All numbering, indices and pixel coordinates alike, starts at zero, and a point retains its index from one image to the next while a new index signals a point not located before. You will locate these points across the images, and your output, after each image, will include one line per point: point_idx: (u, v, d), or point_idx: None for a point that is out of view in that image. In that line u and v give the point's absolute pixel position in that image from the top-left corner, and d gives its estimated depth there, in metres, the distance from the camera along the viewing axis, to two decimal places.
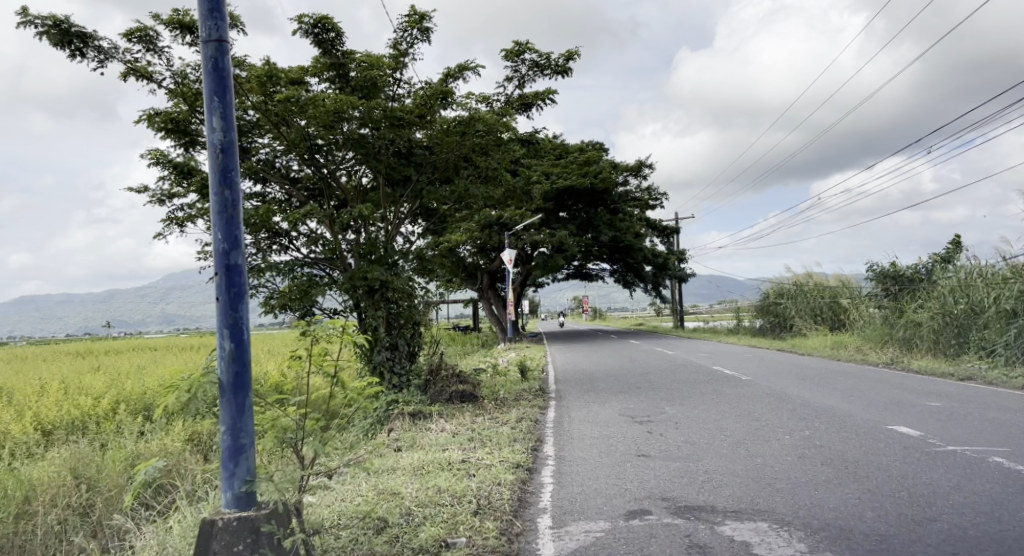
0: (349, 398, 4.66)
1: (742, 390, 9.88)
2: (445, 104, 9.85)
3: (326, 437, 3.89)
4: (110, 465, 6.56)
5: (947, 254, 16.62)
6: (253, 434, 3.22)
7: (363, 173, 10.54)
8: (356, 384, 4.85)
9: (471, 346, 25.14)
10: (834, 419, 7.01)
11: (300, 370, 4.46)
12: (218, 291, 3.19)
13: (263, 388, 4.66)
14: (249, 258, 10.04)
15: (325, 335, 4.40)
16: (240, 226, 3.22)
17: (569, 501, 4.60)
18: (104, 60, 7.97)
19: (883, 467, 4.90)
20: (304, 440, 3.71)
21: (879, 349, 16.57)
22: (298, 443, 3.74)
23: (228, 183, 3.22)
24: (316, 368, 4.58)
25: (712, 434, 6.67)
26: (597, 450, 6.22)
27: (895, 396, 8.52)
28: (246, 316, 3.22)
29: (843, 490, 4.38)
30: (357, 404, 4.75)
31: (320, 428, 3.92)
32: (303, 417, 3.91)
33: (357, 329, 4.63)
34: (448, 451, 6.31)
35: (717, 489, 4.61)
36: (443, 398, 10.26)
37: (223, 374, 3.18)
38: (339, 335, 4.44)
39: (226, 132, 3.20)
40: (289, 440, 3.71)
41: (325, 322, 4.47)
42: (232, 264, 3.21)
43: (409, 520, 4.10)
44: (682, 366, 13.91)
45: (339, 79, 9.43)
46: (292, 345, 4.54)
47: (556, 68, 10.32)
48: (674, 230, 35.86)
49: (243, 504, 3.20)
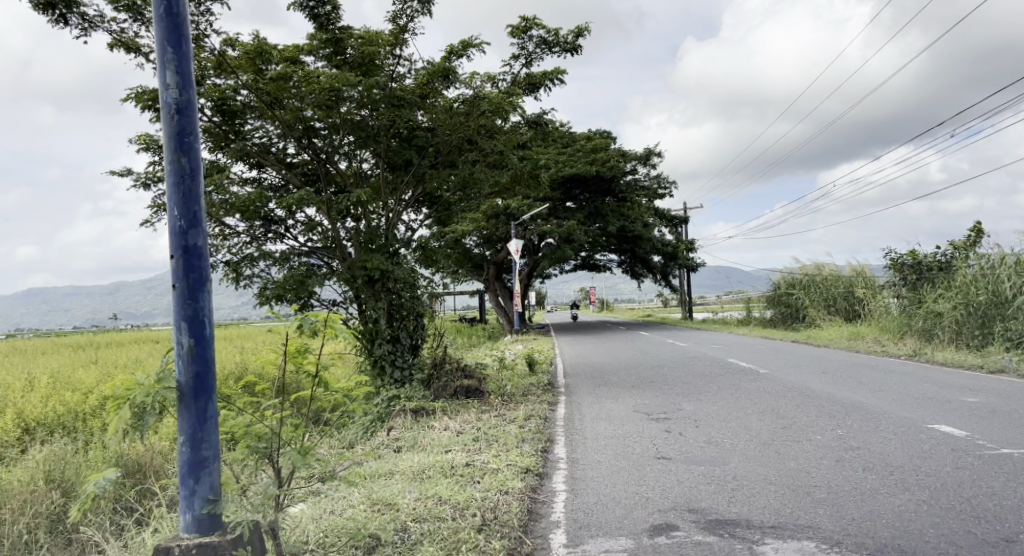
0: (336, 398, 4.23)
1: (762, 384, 9.40)
2: (447, 83, 9.36)
3: (307, 445, 3.45)
4: (89, 469, 6.14)
5: (970, 242, 16.04)
6: (217, 445, 2.76)
7: (364, 158, 10.10)
8: (348, 381, 4.39)
9: (477, 338, 24.69)
10: (867, 416, 6.51)
11: (280, 368, 4.00)
12: (174, 277, 2.71)
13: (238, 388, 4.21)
14: (242, 247, 9.59)
15: (306, 329, 3.99)
16: (200, 200, 2.74)
17: (585, 512, 4.14)
18: (88, 30, 7.50)
19: (935, 473, 4.40)
20: (282, 450, 3.28)
21: (897, 340, 16.03)
22: (275, 454, 3.30)
23: (184, 149, 2.72)
24: (298, 366, 4.13)
25: (736, 434, 6.17)
26: (612, 451, 5.75)
27: (927, 391, 7.99)
28: (209, 309, 2.75)
29: (895, 502, 3.89)
30: (347, 404, 4.29)
31: (301, 435, 3.47)
32: (282, 422, 3.48)
33: (343, 323, 4.22)
34: (451, 452, 5.87)
35: (750, 500, 4.14)
36: (447, 393, 9.48)
37: (181, 375, 2.71)
38: (323, 326, 4.04)
39: (181, 90, 2.71)
40: (263, 451, 3.26)
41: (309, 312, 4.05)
42: (190, 245, 2.73)
43: (404, 538, 3.64)
44: (696, 359, 13.43)
45: (336, 56, 8.94)
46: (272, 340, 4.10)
47: (565, 45, 9.79)
48: (682, 220, 35.26)
49: (204, 529, 2.75)
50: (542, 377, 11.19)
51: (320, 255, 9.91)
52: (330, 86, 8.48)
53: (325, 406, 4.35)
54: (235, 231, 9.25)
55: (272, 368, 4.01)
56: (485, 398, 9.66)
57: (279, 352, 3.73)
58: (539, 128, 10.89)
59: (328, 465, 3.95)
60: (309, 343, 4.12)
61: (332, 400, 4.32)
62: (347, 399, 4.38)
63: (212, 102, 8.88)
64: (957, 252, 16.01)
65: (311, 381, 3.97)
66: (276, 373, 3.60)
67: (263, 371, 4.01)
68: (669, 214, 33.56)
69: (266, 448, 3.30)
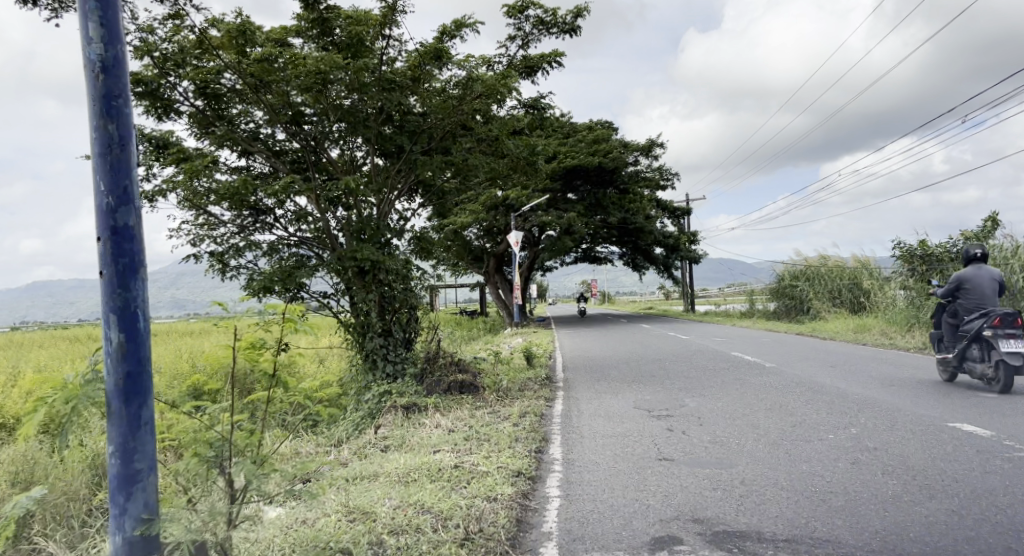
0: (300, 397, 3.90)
1: (768, 379, 9.05)
2: (439, 64, 8.82)
3: (264, 452, 3.21)
4: (59, 469, 5.81)
5: (981, 232, 15.66)
6: (152, 457, 2.49)
7: (355, 146, 9.78)
8: (316, 381, 4.06)
9: (476, 331, 24.30)
10: (882, 414, 6.16)
11: (234, 366, 3.66)
12: (102, 263, 2.42)
13: (199, 388, 3.87)
14: (229, 237, 9.25)
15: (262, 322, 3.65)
16: (131, 173, 2.47)
17: (581, 522, 3.80)
18: (61, 10, 7.13)
19: (963, 479, 4.06)
20: (235, 461, 2.98)
21: (905, 332, 15.66)
22: (225, 463, 3.04)
23: (112, 115, 2.45)
24: (254, 363, 3.76)
25: (742, 433, 5.82)
26: (611, 452, 5.40)
27: (942, 385, 7.63)
28: (143, 299, 2.47)
29: (921, 513, 3.56)
30: (315, 405, 3.97)
31: (256, 443, 3.23)
32: (235, 427, 3.24)
33: (305, 315, 3.88)
34: (440, 453, 5.54)
35: (761, 509, 3.81)
36: (440, 390, 9.07)
37: (110, 375, 2.42)
38: (282, 321, 3.71)
39: (106, 45, 2.44)
40: (212, 460, 3.00)
41: (269, 306, 3.74)
42: (119, 227, 2.44)
43: (378, 553, 3.31)
44: (699, 352, 13.08)
45: (324, 37, 8.53)
46: (227, 336, 3.79)
47: (564, 26, 9.40)
48: (685, 211, 34.80)
49: (138, 550, 2.48)
50: (540, 371, 10.85)
51: (311, 246, 9.57)
52: (317, 69, 8.08)
53: (295, 405, 4.02)
54: (220, 222, 8.91)
55: (226, 366, 3.67)
56: (479, 394, 9.25)
57: (228, 345, 3.38)
58: (537, 112, 10.50)
59: (292, 469, 3.64)
60: (269, 339, 3.79)
61: (300, 401, 3.99)
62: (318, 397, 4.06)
63: (194, 87, 8.50)
64: (968, 243, 15.65)
65: (273, 380, 3.66)
66: (227, 371, 3.29)
67: (216, 369, 3.68)
68: (672, 205, 33.12)
69: (218, 458, 3.04)
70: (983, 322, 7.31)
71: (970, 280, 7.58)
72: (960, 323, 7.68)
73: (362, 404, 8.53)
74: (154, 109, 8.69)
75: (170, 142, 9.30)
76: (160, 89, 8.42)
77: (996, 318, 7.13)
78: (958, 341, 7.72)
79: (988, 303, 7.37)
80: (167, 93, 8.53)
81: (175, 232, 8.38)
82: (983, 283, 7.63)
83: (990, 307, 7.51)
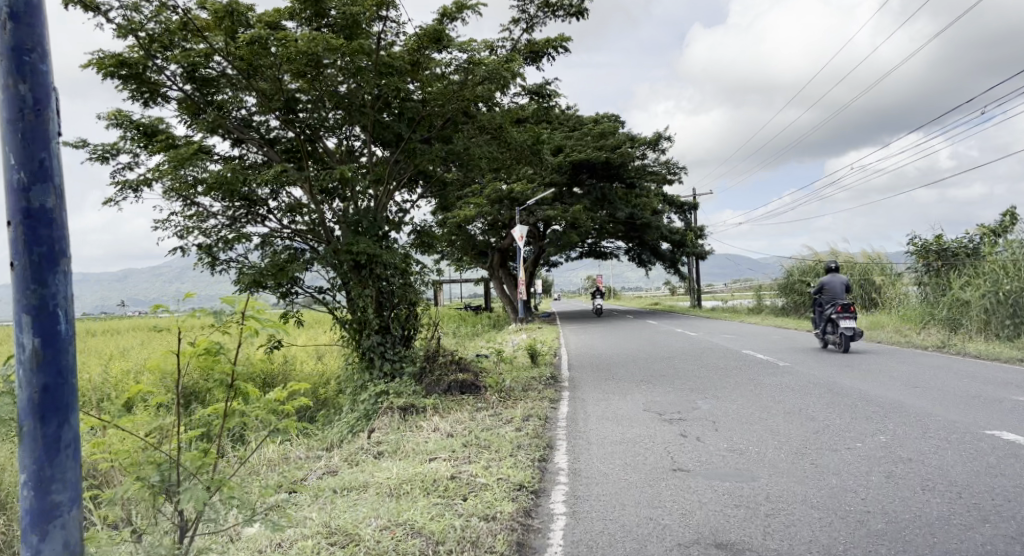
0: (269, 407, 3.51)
1: (783, 380, 8.62)
2: (438, 48, 8.41)
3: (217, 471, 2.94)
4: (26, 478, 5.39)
5: (1000, 226, 15.17)
6: (73, 487, 2.22)
7: (351, 135, 9.39)
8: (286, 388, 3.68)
9: (480, 327, 23.81)
10: (910, 419, 5.75)
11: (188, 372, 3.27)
12: (14, 254, 2.15)
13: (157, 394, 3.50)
14: (218, 229, 8.84)
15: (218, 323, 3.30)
16: (45, 143, 2.19)
17: (589, 546, 3.39)
18: None
19: (1016, 497, 3.64)
20: (184, 487, 2.74)
21: (920, 330, 15.18)
22: (172, 490, 2.82)
23: (23, 74, 2.18)
24: (211, 369, 3.36)
25: (762, 440, 5.40)
26: (621, 461, 4.99)
27: (969, 387, 7.20)
28: (64, 296, 2.22)
29: (974, 540, 3.15)
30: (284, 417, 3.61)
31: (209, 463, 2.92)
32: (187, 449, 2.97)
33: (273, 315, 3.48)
34: (436, 461, 5.14)
35: (791, 532, 3.41)
36: (440, 390, 8.65)
37: (23, 386, 2.15)
38: (238, 325, 3.32)
39: None
40: (156, 485, 2.78)
41: (228, 303, 3.36)
42: (35, 209, 2.18)
43: None
44: (709, 350, 12.63)
45: (318, 19, 8.13)
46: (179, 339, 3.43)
47: (571, 9, 8.98)
48: (692, 206, 34.31)
49: None
50: (544, 370, 10.45)
51: (305, 239, 9.18)
52: (305, 51, 7.62)
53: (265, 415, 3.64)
54: (210, 214, 8.53)
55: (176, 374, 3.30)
56: (481, 394, 8.78)
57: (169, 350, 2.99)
58: (542, 101, 10.12)
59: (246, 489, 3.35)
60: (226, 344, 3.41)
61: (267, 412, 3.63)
62: (288, 407, 3.71)
63: (183, 71, 8.14)
64: (986, 237, 15.15)
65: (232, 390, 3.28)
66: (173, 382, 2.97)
67: (163, 377, 3.28)
68: (678, 199, 32.63)
69: (167, 483, 2.82)
70: (832, 309, 11.67)
71: (825, 283, 11.87)
72: (823, 310, 12.04)
73: (358, 405, 8.17)
74: (141, 94, 8.33)
75: (160, 130, 8.98)
76: (146, 73, 8.05)
77: (836, 306, 11.45)
78: (822, 322, 12.10)
79: (834, 297, 11.71)
80: (153, 77, 8.17)
81: (160, 225, 8.00)
82: (835, 285, 11.98)
83: (837, 300, 11.84)
